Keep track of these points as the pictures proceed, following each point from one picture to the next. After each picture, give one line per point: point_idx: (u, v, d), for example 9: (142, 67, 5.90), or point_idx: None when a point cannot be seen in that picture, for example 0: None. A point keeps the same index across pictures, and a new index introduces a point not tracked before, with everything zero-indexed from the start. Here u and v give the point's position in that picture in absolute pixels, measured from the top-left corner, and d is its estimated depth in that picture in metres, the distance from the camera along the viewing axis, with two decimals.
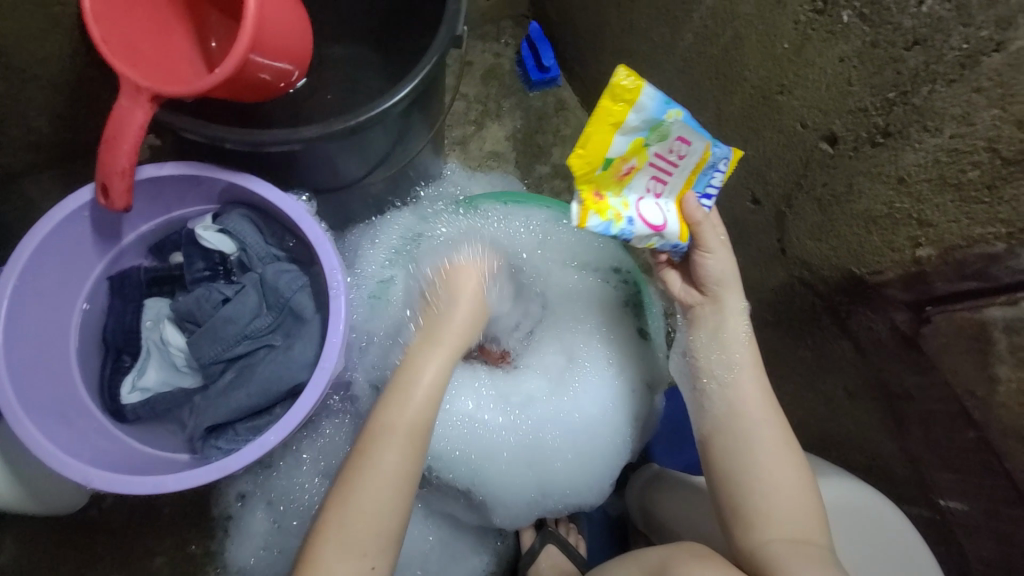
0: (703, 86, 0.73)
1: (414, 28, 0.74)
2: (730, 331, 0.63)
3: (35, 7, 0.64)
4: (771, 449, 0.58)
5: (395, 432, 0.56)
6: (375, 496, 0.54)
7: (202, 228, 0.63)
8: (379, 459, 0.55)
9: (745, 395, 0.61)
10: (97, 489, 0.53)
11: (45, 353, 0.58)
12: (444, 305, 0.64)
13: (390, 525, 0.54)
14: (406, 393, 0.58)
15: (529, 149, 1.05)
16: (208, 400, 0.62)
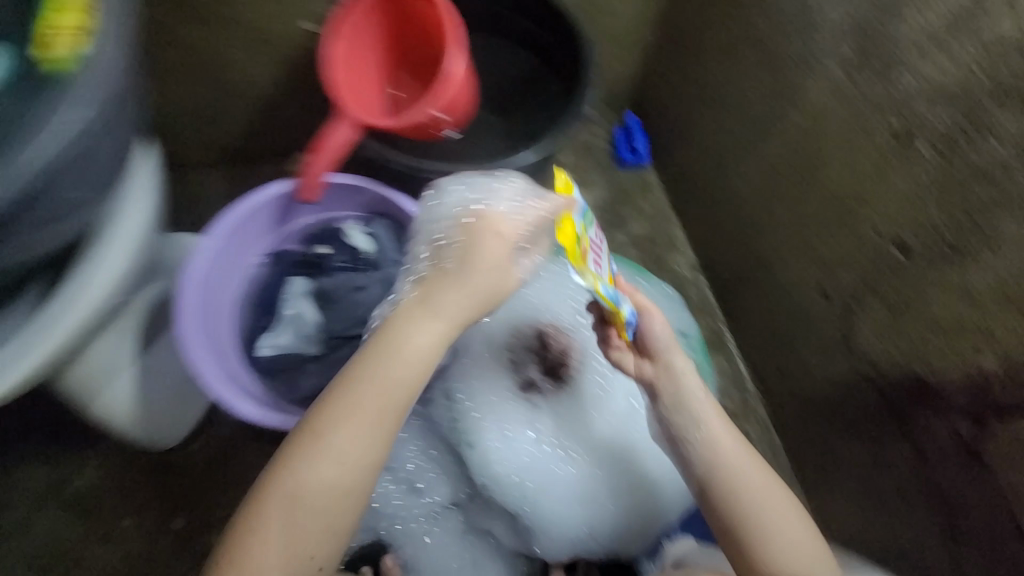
0: (783, 187, 0.83)
1: (546, 108, 0.91)
2: (687, 390, 0.64)
3: (266, 43, 0.86)
4: (756, 499, 0.60)
5: (372, 416, 0.54)
6: (330, 480, 0.53)
7: (352, 229, 0.79)
8: (340, 444, 0.53)
9: (720, 448, 0.62)
10: (236, 414, 0.64)
11: (211, 300, 0.72)
12: (451, 275, 0.56)
13: (344, 515, 0.54)
14: (389, 376, 0.54)
15: (611, 218, 1.17)
16: (325, 366, 0.73)
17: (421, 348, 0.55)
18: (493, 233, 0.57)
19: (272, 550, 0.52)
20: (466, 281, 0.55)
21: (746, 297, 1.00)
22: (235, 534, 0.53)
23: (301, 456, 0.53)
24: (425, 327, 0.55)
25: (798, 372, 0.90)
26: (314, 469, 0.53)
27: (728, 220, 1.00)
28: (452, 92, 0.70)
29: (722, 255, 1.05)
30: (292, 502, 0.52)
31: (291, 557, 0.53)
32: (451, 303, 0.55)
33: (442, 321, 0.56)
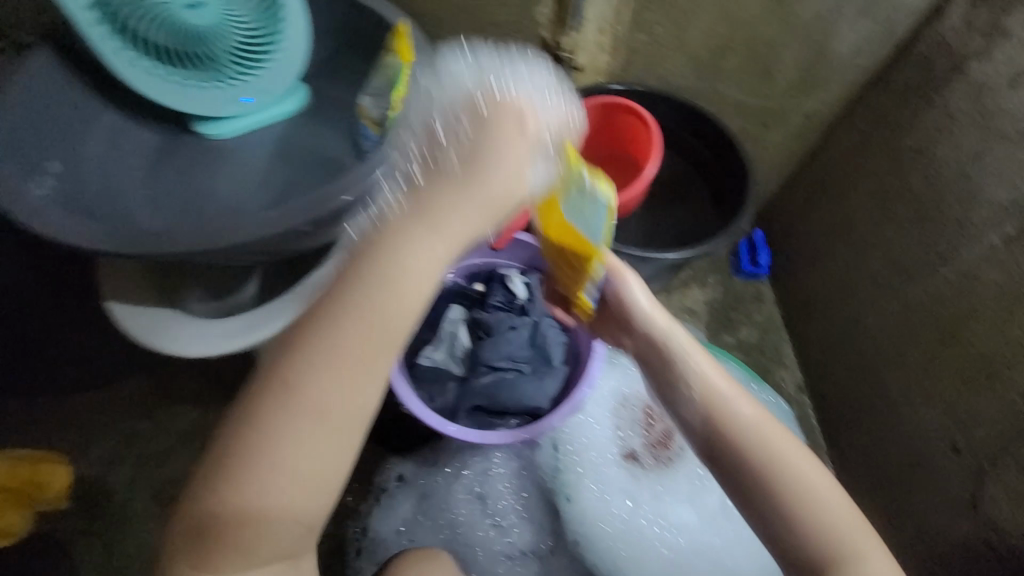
0: (921, 332, 0.88)
1: (695, 215, 1.04)
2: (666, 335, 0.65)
3: None
4: (765, 434, 0.57)
5: (352, 363, 0.42)
6: (309, 448, 0.42)
7: (515, 277, 0.90)
8: (320, 398, 0.42)
9: (710, 385, 0.61)
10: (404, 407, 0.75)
11: None
12: (459, 182, 0.44)
13: (328, 484, 0.44)
14: (378, 311, 0.43)
15: (721, 318, 1.23)
16: (470, 387, 0.83)
17: (416, 272, 0.43)
18: (510, 124, 0.46)
19: (251, 539, 0.43)
20: (476, 192, 0.44)
21: (862, 428, 1.02)
22: (197, 526, 0.43)
23: (263, 428, 0.42)
24: (419, 251, 0.43)
25: (911, 514, 0.91)
26: (285, 440, 0.42)
27: (847, 350, 1.04)
28: (630, 195, 0.83)
29: (835, 381, 1.08)
30: (259, 481, 0.42)
31: (281, 531, 0.44)
32: (463, 219, 0.43)
33: (449, 240, 0.44)
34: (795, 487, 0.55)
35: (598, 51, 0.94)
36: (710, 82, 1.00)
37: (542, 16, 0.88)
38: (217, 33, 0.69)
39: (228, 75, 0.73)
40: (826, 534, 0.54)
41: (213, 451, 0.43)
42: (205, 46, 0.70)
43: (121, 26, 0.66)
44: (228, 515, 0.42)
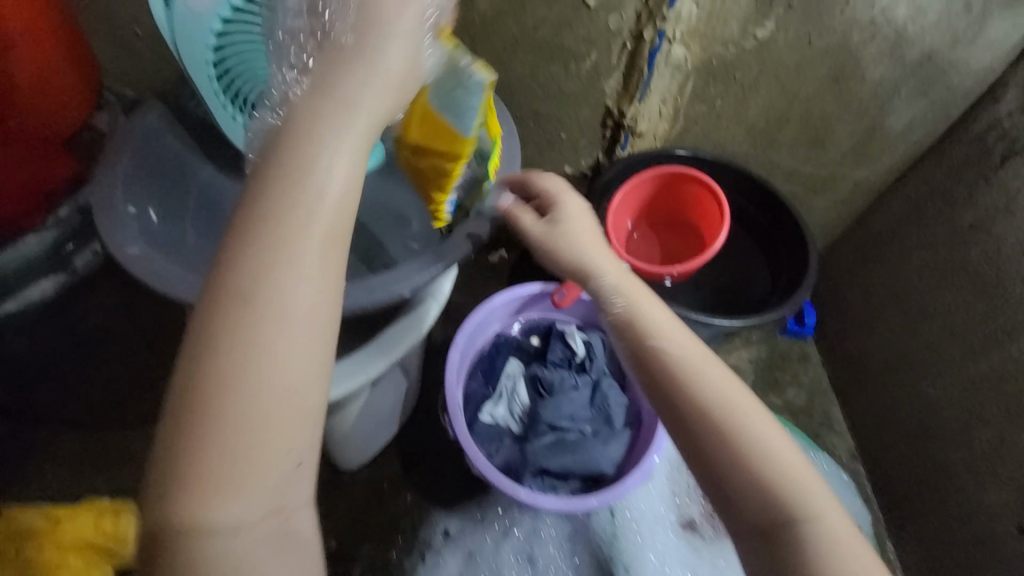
0: (987, 408, 0.88)
1: (746, 275, 1.05)
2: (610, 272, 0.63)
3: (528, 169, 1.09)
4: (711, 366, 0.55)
5: (295, 206, 0.39)
6: (261, 317, 0.38)
7: (575, 333, 0.91)
8: (263, 287, 0.38)
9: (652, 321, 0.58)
10: (476, 471, 0.74)
11: (460, 362, 0.85)
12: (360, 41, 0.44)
13: (300, 359, 0.38)
14: (313, 152, 0.40)
15: (766, 378, 1.19)
16: (533, 448, 0.82)
17: (341, 145, 0.41)
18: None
19: (226, 472, 0.36)
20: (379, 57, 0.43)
21: (924, 503, 0.98)
22: (162, 491, 0.36)
23: (205, 340, 0.38)
24: (344, 102, 0.42)
25: None
26: (239, 323, 0.37)
27: (903, 420, 1.03)
28: (698, 263, 0.85)
29: (892, 452, 1.05)
30: (215, 384, 0.37)
31: (255, 461, 0.37)
32: (382, 61, 0.44)
33: (369, 102, 0.42)
34: (719, 444, 0.51)
35: (658, 120, 0.98)
36: (763, 150, 1.03)
37: (609, 86, 0.92)
38: None
39: None
40: (768, 476, 0.50)
41: (160, 445, 0.37)
42: None
43: (235, 95, 0.70)
44: (195, 468, 0.36)
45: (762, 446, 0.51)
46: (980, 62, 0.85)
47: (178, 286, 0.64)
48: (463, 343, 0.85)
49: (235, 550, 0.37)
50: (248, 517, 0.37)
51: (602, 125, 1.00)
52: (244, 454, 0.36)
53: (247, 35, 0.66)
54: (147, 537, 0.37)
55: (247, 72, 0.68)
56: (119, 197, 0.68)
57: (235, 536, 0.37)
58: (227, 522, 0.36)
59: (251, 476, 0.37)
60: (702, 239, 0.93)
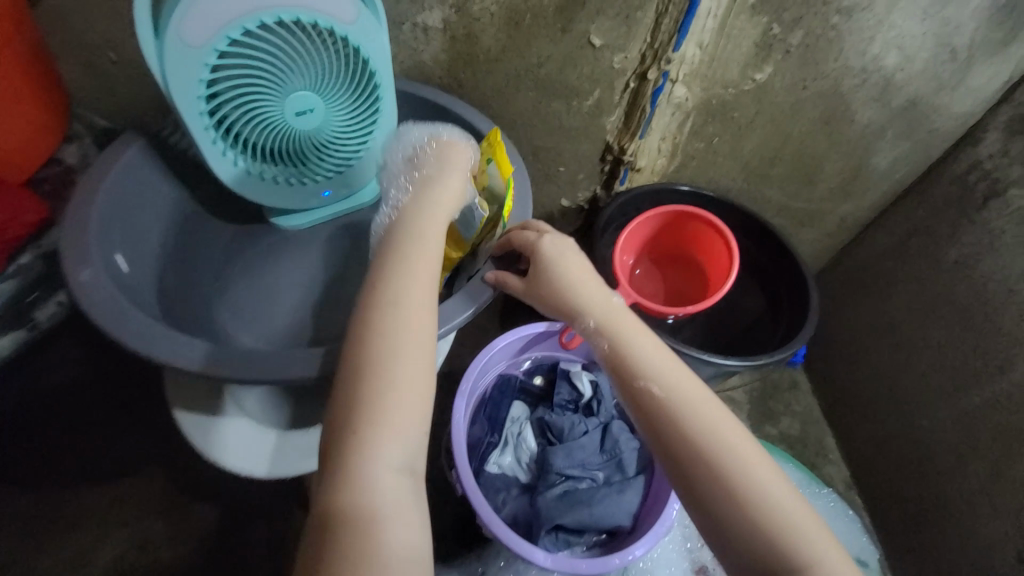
0: (982, 439, 0.90)
1: (744, 310, 1.06)
2: (604, 308, 0.62)
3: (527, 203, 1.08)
4: (707, 401, 0.55)
5: (411, 255, 0.58)
6: (395, 321, 0.52)
7: (581, 374, 0.88)
8: (395, 296, 0.54)
9: (648, 352, 0.59)
10: (487, 530, 0.69)
11: (464, 409, 0.81)
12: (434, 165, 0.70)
13: (422, 342, 0.52)
14: (418, 223, 0.63)
15: (761, 409, 1.20)
16: (544, 500, 0.77)
17: (435, 217, 0.64)
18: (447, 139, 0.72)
19: (378, 432, 0.47)
20: (447, 171, 0.69)
21: (922, 533, 0.99)
22: (330, 463, 0.47)
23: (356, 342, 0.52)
24: (433, 195, 0.66)
25: None
26: (377, 326, 0.52)
27: (897, 450, 1.04)
28: (706, 300, 0.83)
29: (888, 481, 1.06)
30: (366, 368, 0.49)
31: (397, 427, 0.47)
32: (450, 174, 0.69)
33: (446, 195, 0.67)
34: (711, 475, 0.51)
35: (657, 156, 0.99)
36: (757, 186, 1.05)
37: (610, 123, 0.92)
38: (309, 134, 0.68)
39: (315, 171, 0.73)
40: (767, 512, 0.49)
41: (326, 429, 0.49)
42: (298, 147, 0.69)
43: (224, 128, 0.64)
44: (352, 436, 0.47)
45: (716, 530, 0.50)
46: (959, 108, 0.89)
47: (155, 347, 0.57)
48: (468, 388, 0.81)
49: (383, 499, 0.45)
50: (398, 468, 0.47)
51: (600, 160, 0.99)
52: (393, 417, 0.48)
53: (246, 70, 0.61)
54: (318, 511, 0.45)
55: (240, 107, 0.63)
56: (90, 244, 0.61)
57: (385, 486, 0.46)
58: (382, 472, 0.46)
59: (397, 431, 0.47)
60: (707, 276, 0.92)
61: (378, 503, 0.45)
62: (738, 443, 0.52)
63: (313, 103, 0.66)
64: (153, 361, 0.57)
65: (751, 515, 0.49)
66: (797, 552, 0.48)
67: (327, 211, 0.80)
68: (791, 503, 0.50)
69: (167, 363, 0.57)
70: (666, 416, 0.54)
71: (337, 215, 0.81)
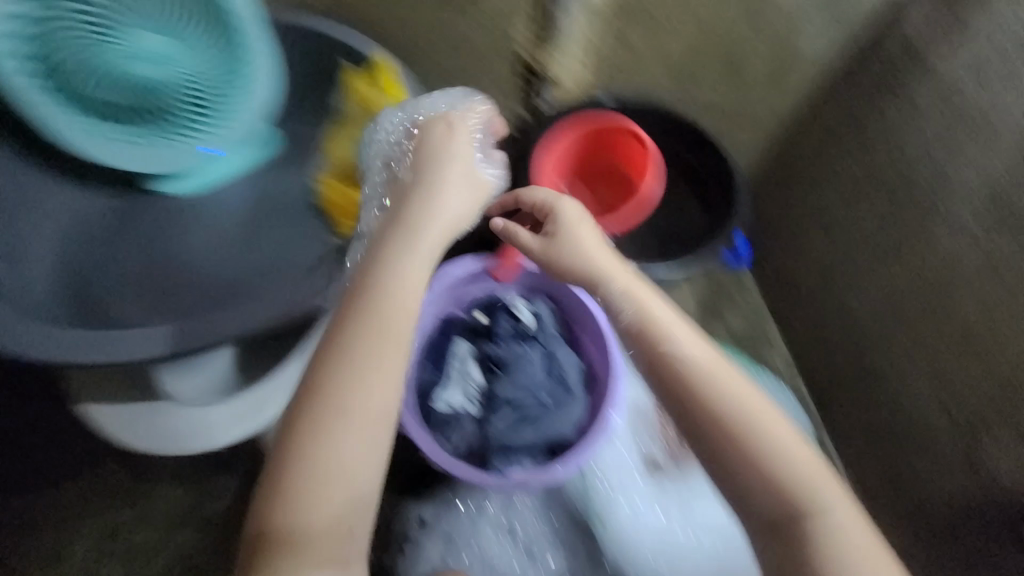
0: (914, 311, 0.92)
1: (677, 214, 1.04)
2: (628, 294, 0.61)
3: None
4: (735, 380, 0.58)
5: (389, 288, 0.56)
6: (359, 368, 0.53)
7: (520, 305, 0.89)
8: (365, 344, 0.53)
9: (679, 334, 0.60)
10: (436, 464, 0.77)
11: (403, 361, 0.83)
12: (427, 163, 0.64)
13: (381, 391, 0.53)
14: (392, 247, 0.58)
15: (710, 309, 1.20)
16: (493, 427, 0.81)
17: (426, 245, 0.59)
18: (443, 128, 0.67)
19: (320, 480, 0.50)
20: (441, 172, 0.64)
21: (855, 402, 1.02)
22: (272, 490, 0.50)
23: (319, 384, 0.52)
24: (419, 205, 0.61)
25: (907, 476, 0.94)
26: (348, 372, 0.52)
27: (831, 333, 1.06)
28: (627, 214, 0.83)
29: (824, 359, 1.08)
30: (330, 415, 0.51)
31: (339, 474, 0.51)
32: (445, 173, 0.64)
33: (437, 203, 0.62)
34: (744, 453, 0.55)
35: (577, 67, 0.93)
36: (683, 86, 1.01)
37: (519, 33, 0.87)
38: (157, 82, 0.64)
39: (185, 129, 0.68)
40: (789, 476, 0.55)
41: (274, 460, 0.52)
42: (160, 99, 0.65)
43: (66, 88, 0.62)
44: (305, 474, 0.50)
45: (745, 503, 0.56)
46: None
47: (49, 349, 0.57)
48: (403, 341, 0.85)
49: (305, 534, 0.50)
50: (329, 511, 0.50)
51: (517, 77, 0.93)
52: (336, 471, 0.51)
53: (66, 19, 0.58)
54: (253, 523, 0.50)
55: (73, 62, 0.60)
56: None
57: (312, 527, 0.50)
58: (315, 517, 0.50)
59: (342, 484, 0.51)
60: (624, 183, 0.89)
61: (299, 538, 0.49)
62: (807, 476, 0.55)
63: (165, 50, 0.62)
64: (63, 365, 0.57)
65: (780, 490, 0.55)
66: (813, 512, 0.54)
67: (214, 174, 0.74)
68: (828, 498, 0.55)
69: (70, 361, 0.57)
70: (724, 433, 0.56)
71: (227, 178, 0.75)
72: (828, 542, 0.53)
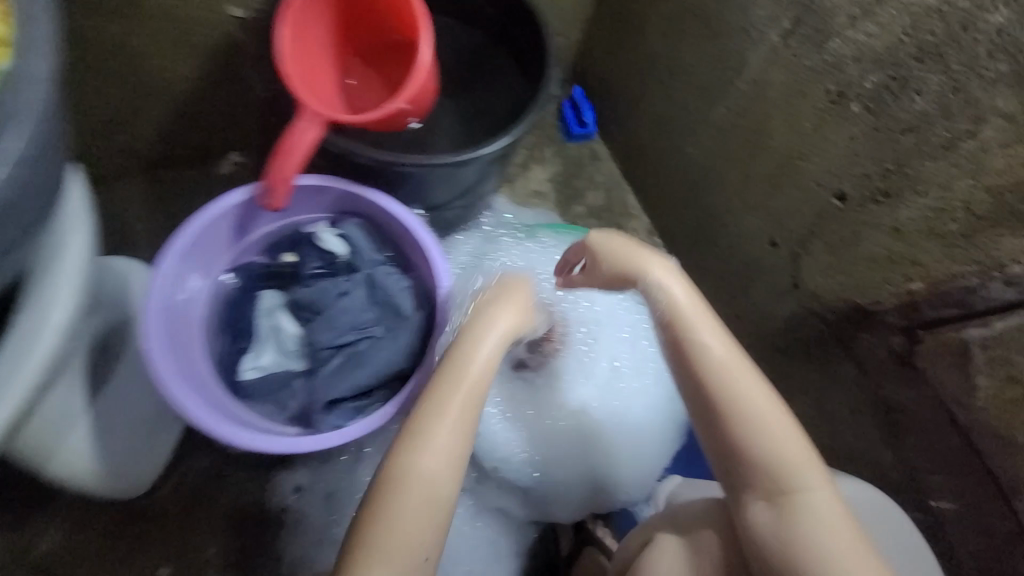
0: (734, 149, 0.89)
1: (497, 87, 0.91)
2: (708, 355, 0.65)
3: (181, 34, 0.81)
4: (782, 419, 0.64)
5: (450, 395, 0.58)
6: (419, 466, 0.55)
7: (323, 232, 0.74)
8: (428, 452, 0.55)
9: (742, 375, 0.65)
10: (239, 446, 0.61)
11: (180, 338, 0.66)
12: (489, 302, 0.65)
13: (433, 496, 0.54)
14: (459, 369, 0.59)
15: (567, 191, 1.19)
16: (319, 380, 0.69)
17: (482, 366, 0.60)
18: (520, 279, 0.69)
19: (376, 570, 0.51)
20: (496, 312, 0.64)
21: (707, 252, 1.05)
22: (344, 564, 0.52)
23: (392, 482, 0.54)
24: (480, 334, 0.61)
25: (752, 314, 0.99)
26: (414, 474, 0.54)
27: (677, 188, 1.06)
28: (418, 84, 0.66)
29: (677, 217, 1.10)
30: (392, 514, 0.53)
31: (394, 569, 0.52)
32: (503, 313, 0.64)
33: (496, 340, 0.62)
34: (772, 473, 0.62)
35: None
36: None
37: None
38: None
39: None
40: (802, 488, 0.61)
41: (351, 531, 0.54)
42: None
43: None
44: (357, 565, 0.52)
45: (760, 504, 0.63)
46: None
47: None
48: (163, 306, 0.64)
49: None
50: None
51: None
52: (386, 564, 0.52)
53: None
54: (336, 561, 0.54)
55: None
56: None
57: None
58: None
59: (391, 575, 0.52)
60: (406, 56, 0.72)
61: None
62: (802, 465, 0.62)
63: None
64: None
65: (800, 505, 0.61)
66: (824, 522, 0.60)
67: None
68: (824, 496, 0.61)
69: None
70: (752, 437, 0.63)
71: None
72: (825, 537, 0.59)
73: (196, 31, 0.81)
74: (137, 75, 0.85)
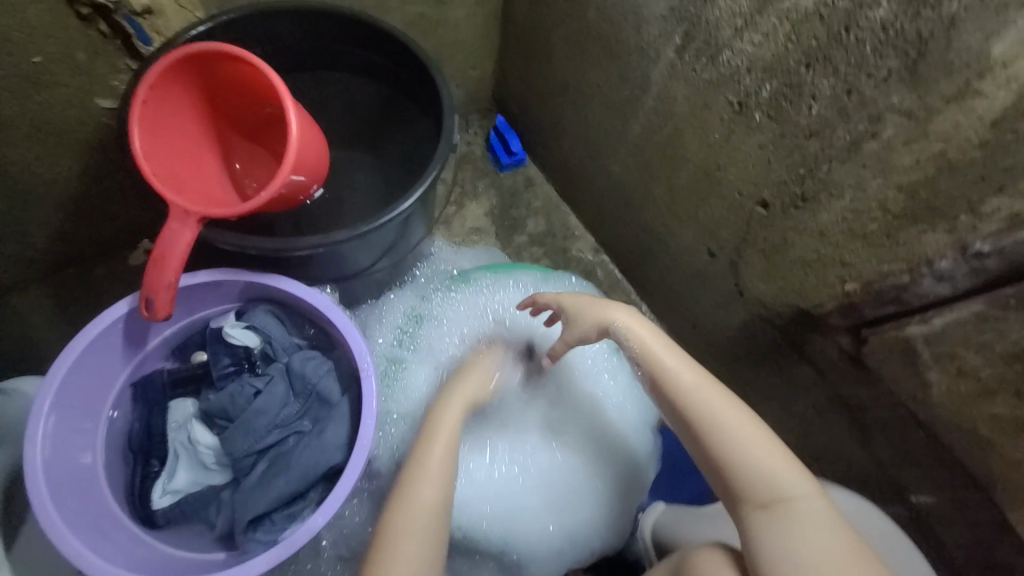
0: (656, 165, 0.86)
1: (405, 137, 0.87)
2: (670, 368, 0.67)
3: (50, 136, 0.75)
4: (753, 430, 0.62)
5: (432, 442, 0.68)
6: (409, 498, 0.64)
7: (229, 326, 0.68)
8: (418, 492, 0.64)
9: (705, 386, 0.65)
10: None
11: (76, 480, 0.62)
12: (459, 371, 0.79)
13: (427, 519, 0.63)
14: (436, 421, 0.71)
15: (505, 222, 1.15)
16: (242, 493, 0.64)
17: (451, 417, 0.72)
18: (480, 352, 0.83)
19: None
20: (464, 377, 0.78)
21: (652, 267, 1.02)
22: None
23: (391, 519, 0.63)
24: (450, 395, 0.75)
25: (707, 324, 0.96)
26: (409, 504, 0.63)
27: (611, 206, 1.03)
28: (298, 156, 0.62)
29: (618, 233, 1.06)
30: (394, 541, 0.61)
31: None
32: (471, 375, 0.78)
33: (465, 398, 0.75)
34: (758, 479, 0.60)
35: None
36: None
37: None
38: None
39: None
40: (794, 497, 0.59)
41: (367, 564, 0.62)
42: None
43: None
44: None
45: (758, 514, 0.59)
46: None
47: None
48: (49, 451, 0.59)
49: None
50: None
51: (80, 17, 0.66)
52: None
53: None
54: None
55: None
56: None
57: None
58: None
59: None
60: (279, 128, 0.70)
61: None
62: (790, 472, 0.60)
63: None
64: None
65: (798, 513, 0.57)
66: (827, 527, 0.56)
67: None
68: (818, 505, 0.58)
69: None
70: (731, 444, 0.62)
71: None
72: (830, 544, 0.55)
73: (64, 130, 0.75)
74: (11, 184, 0.78)
